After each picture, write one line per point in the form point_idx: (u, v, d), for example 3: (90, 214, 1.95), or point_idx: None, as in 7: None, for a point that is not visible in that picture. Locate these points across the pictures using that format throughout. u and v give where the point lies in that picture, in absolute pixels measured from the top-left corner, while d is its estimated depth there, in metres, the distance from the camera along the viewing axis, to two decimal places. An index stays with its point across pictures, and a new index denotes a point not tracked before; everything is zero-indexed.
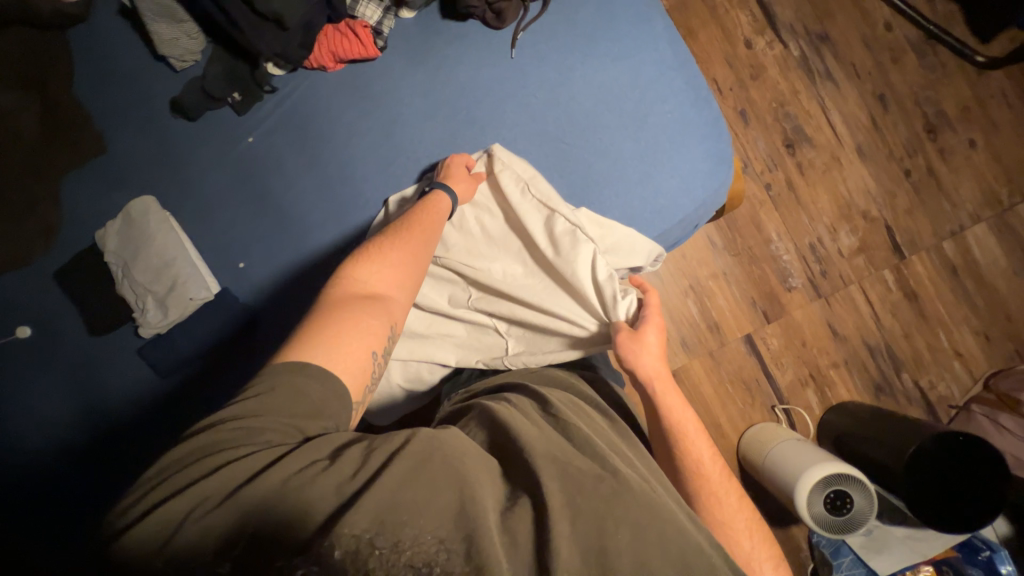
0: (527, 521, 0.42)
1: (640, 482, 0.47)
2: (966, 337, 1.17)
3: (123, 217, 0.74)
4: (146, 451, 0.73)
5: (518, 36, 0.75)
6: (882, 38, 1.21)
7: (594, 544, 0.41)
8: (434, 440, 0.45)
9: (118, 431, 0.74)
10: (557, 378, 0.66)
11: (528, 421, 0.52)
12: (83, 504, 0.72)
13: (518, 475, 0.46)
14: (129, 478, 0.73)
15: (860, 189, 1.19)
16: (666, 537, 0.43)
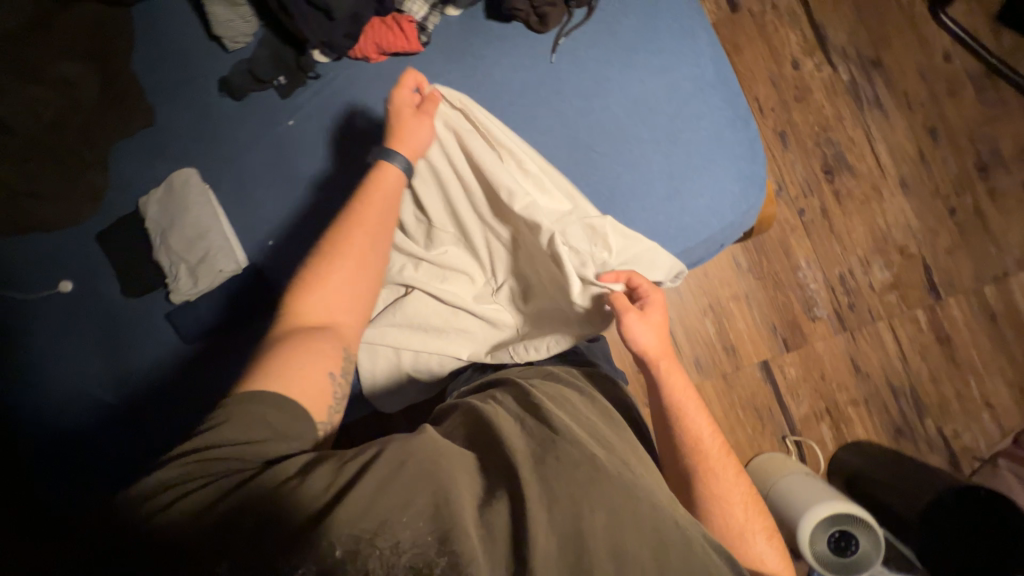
0: (502, 513, 0.42)
1: (622, 474, 0.47)
2: (998, 389, 1.11)
3: (165, 186, 0.78)
4: (163, 410, 0.77)
5: (559, 42, 0.76)
6: (939, 69, 1.16)
7: (571, 530, 0.41)
8: (412, 441, 0.45)
9: (143, 392, 0.78)
10: (549, 372, 0.65)
11: (511, 418, 0.52)
12: (103, 454, 0.77)
13: (497, 468, 0.46)
14: (146, 434, 0.76)
15: (899, 223, 1.15)
16: (645, 530, 0.43)
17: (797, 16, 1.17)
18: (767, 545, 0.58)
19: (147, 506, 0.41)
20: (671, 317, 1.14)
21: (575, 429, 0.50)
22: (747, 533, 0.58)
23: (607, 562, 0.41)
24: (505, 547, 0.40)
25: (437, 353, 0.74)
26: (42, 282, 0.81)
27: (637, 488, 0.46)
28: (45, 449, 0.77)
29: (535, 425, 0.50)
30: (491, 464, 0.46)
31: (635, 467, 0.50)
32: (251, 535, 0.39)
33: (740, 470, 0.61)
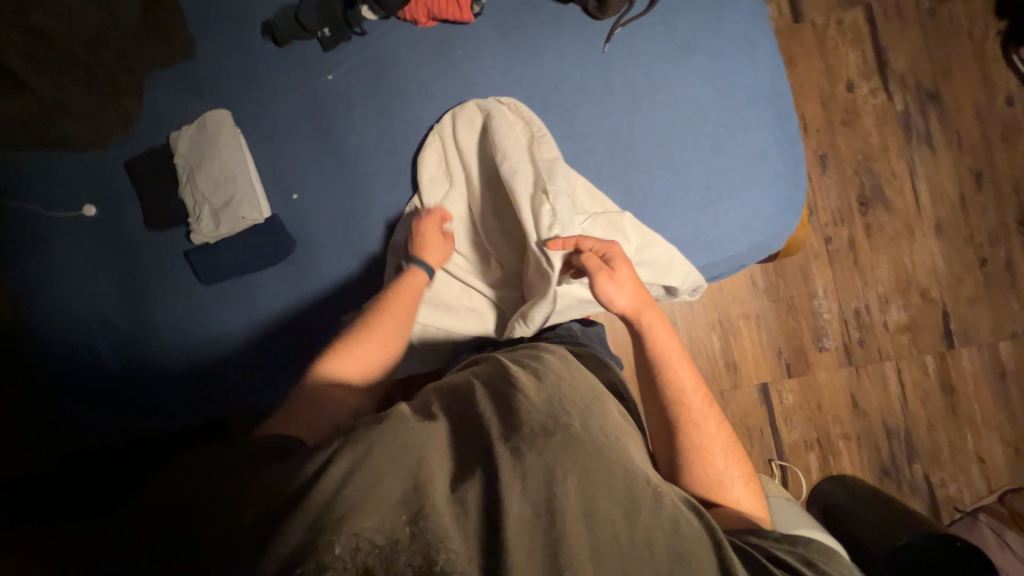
0: (472, 492, 0.40)
1: (597, 442, 0.47)
2: (993, 445, 1.11)
3: (197, 124, 0.77)
4: (174, 340, 0.80)
5: (614, 31, 0.73)
6: (998, 112, 1.11)
7: (546, 493, 0.41)
8: (388, 429, 0.43)
9: (160, 329, 0.80)
10: (529, 352, 0.63)
11: (483, 396, 0.51)
12: (111, 376, 0.79)
13: (467, 450, 0.44)
14: (156, 360, 0.80)
15: (926, 266, 1.12)
16: (616, 495, 0.44)
17: (861, 36, 1.12)
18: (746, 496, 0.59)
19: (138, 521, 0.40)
20: (679, 326, 1.14)
21: (539, 403, 0.49)
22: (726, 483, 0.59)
23: (578, 523, 0.41)
24: (476, 526, 0.39)
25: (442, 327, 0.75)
26: (66, 202, 0.81)
27: (606, 455, 0.46)
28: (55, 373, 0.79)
29: (499, 404, 0.49)
30: (460, 443, 0.45)
31: (613, 435, 0.51)
32: (225, 524, 0.37)
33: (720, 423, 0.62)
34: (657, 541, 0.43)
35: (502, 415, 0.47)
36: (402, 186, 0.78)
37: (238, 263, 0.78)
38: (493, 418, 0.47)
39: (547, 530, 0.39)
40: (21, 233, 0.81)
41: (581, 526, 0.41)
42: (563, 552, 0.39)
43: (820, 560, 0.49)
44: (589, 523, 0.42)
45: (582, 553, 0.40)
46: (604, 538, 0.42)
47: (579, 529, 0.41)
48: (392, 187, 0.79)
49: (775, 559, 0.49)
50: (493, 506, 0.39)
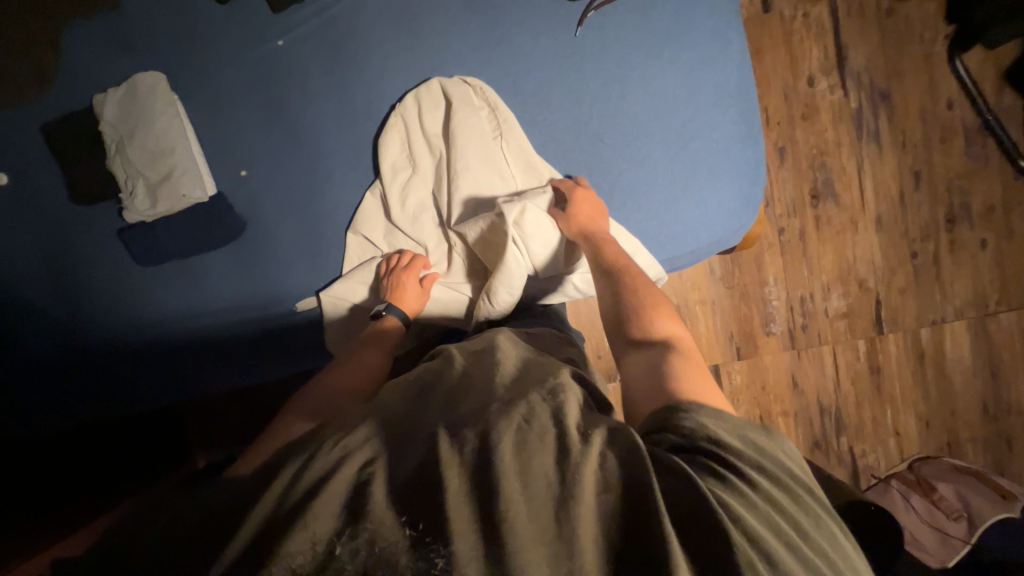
0: (409, 479, 0.37)
1: (533, 404, 0.44)
2: (908, 420, 1.24)
3: (126, 87, 0.69)
4: (108, 319, 0.76)
5: (588, 14, 0.70)
6: (939, 115, 1.18)
7: (482, 460, 0.38)
8: (328, 434, 0.42)
9: (87, 322, 0.76)
10: (484, 339, 0.62)
11: (429, 387, 0.50)
12: (41, 359, 0.75)
13: (408, 432, 0.42)
14: (89, 338, 0.76)
15: (865, 258, 1.20)
16: (549, 447, 0.39)
17: (825, 31, 1.14)
18: (685, 351, 0.53)
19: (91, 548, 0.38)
20: None
21: (483, 387, 0.48)
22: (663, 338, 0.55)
23: (518, 486, 0.36)
24: (416, 509, 0.35)
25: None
26: None
27: (540, 411, 0.43)
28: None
29: (448, 392, 0.48)
30: (397, 430, 0.43)
31: (556, 390, 0.47)
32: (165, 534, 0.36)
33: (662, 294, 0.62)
34: (588, 483, 0.37)
35: (446, 404, 0.45)
36: (359, 173, 0.75)
37: (177, 248, 0.74)
38: (439, 405, 0.45)
39: (484, 500, 0.36)
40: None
41: (520, 489, 0.36)
42: (502, 520, 0.34)
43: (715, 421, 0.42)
44: (527, 484, 0.37)
45: (519, 511, 0.35)
46: (541, 495, 0.37)
47: (518, 495, 0.36)
48: (352, 168, 0.75)
49: (680, 445, 0.41)
50: (434, 491, 0.36)
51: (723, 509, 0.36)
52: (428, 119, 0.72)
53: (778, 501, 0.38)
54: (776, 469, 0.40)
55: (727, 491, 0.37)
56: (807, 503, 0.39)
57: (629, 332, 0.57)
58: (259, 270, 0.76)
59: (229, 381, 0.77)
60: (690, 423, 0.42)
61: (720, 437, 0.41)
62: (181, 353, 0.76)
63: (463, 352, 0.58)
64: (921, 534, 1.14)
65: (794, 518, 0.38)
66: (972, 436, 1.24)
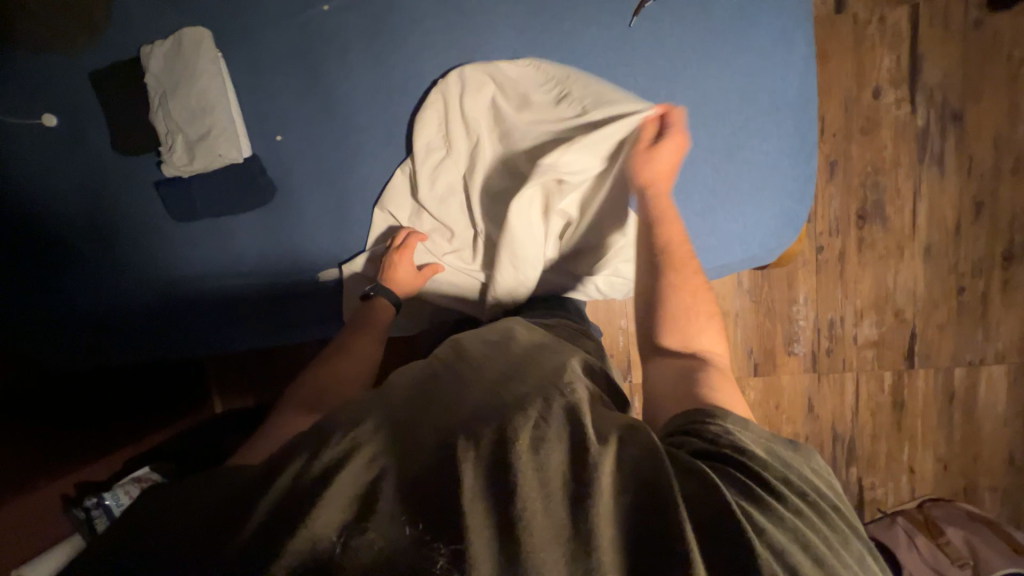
0: (424, 469, 0.38)
1: (547, 400, 0.43)
2: (926, 459, 1.19)
3: (172, 41, 0.69)
4: (143, 267, 0.80)
5: (645, 4, 0.66)
6: (1015, 143, 1.09)
7: (499, 457, 0.38)
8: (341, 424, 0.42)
9: (125, 277, 0.81)
10: (499, 328, 0.61)
11: (441, 377, 0.49)
12: (83, 298, 0.81)
13: (421, 423, 0.42)
14: (126, 283, 0.81)
15: (906, 287, 1.14)
16: (566, 449, 0.39)
17: (900, 39, 1.06)
18: (719, 366, 0.55)
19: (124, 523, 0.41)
20: None
21: (494, 381, 0.47)
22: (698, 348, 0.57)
23: (535, 489, 0.37)
24: (431, 502, 0.36)
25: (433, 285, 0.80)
26: (25, 108, 0.75)
27: (555, 409, 0.42)
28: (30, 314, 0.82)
29: (458, 385, 0.47)
30: (408, 420, 0.43)
31: (569, 386, 0.46)
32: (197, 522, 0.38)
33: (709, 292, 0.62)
34: (607, 487, 0.38)
35: (457, 396, 0.45)
36: (393, 151, 0.74)
37: (214, 214, 0.76)
38: (451, 398, 0.45)
39: (500, 498, 0.36)
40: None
41: (537, 492, 0.37)
42: (518, 522, 0.35)
43: (739, 432, 0.44)
44: (544, 484, 0.37)
45: (535, 512, 0.36)
46: (558, 497, 0.37)
47: (534, 497, 0.36)
48: (385, 145, 0.74)
49: (710, 456, 0.42)
50: (447, 487, 0.37)
51: (748, 518, 0.37)
52: (469, 103, 0.70)
53: (805, 513, 0.39)
54: (803, 482, 0.42)
55: (752, 498, 0.39)
56: (834, 518, 0.40)
57: (665, 336, 0.59)
58: (288, 234, 0.78)
59: (256, 342, 0.83)
60: (717, 431, 0.43)
61: (747, 446, 0.42)
62: (210, 307, 0.81)
63: (475, 341, 0.57)
64: None
65: (826, 534, 0.39)
66: (993, 484, 1.19)
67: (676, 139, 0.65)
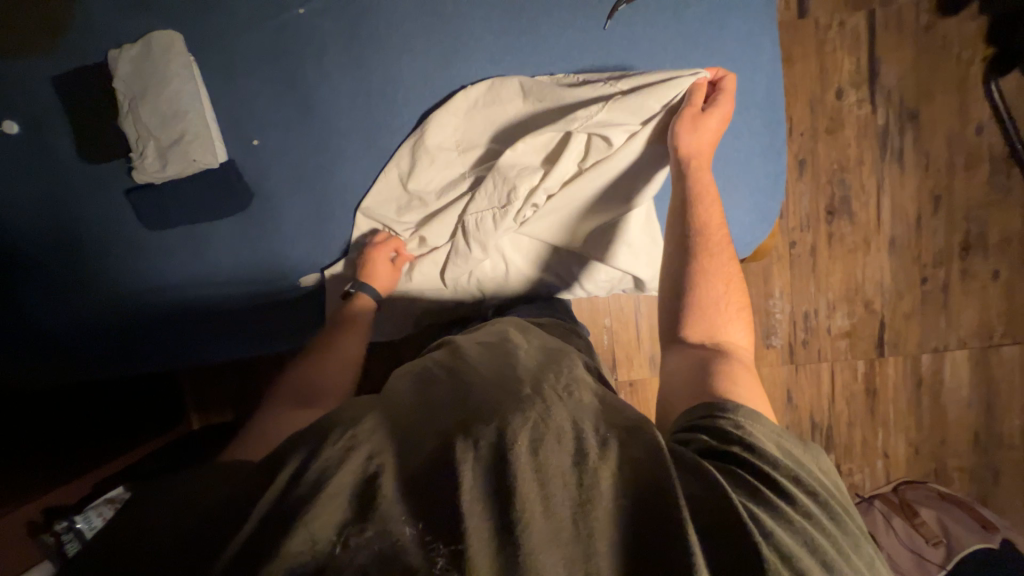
0: (422, 473, 0.38)
1: (548, 403, 0.43)
2: (898, 443, 1.24)
3: (141, 45, 0.68)
4: (113, 277, 0.78)
5: (619, 7, 0.68)
6: (967, 140, 1.15)
7: (499, 459, 0.38)
8: (337, 425, 0.41)
9: (94, 291, 0.78)
10: (497, 330, 0.63)
11: (442, 377, 0.49)
12: (50, 312, 0.78)
13: (421, 426, 0.42)
14: (95, 294, 0.78)
15: (873, 279, 1.19)
16: (567, 450, 0.40)
17: (859, 42, 1.11)
18: (744, 362, 0.60)
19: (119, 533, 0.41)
20: (641, 312, 1.18)
21: (494, 378, 0.48)
22: (728, 342, 0.62)
23: (535, 492, 0.37)
24: (429, 507, 0.36)
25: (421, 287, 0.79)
26: None
27: (557, 412, 0.43)
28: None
29: (456, 385, 0.47)
30: (407, 421, 0.43)
31: (569, 390, 0.47)
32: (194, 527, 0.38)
33: (740, 283, 0.65)
34: (606, 489, 0.39)
35: (458, 396, 0.45)
36: (376, 156, 0.75)
37: (192, 223, 0.75)
38: (450, 399, 0.45)
39: (499, 500, 0.36)
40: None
41: (538, 495, 0.37)
42: (516, 523, 0.35)
43: (750, 426, 0.47)
44: (544, 486, 0.37)
45: (535, 513, 0.36)
46: (558, 499, 0.37)
47: (535, 499, 0.36)
48: (366, 148, 0.74)
49: (726, 455, 0.45)
50: (445, 490, 0.37)
51: (751, 512, 0.40)
52: (461, 109, 0.71)
53: (808, 509, 0.41)
54: (807, 479, 0.44)
55: (757, 495, 0.41)
56: (837, 515, 0.43)
57: (692, 329, 0.63)
58: (267, 241, 0.77)
59: (238, 351, 0.81)
60: (726, 428, 0.47)
61: (754, 444, 0.45)
62: (189, 319, 0.79)
63: (472, 344, 0.58)
64: (899, 556, 1.16)
65: (829, 531, 0.41)
66: (961, 465, 1.24)
67: (725, 107, 0.64)
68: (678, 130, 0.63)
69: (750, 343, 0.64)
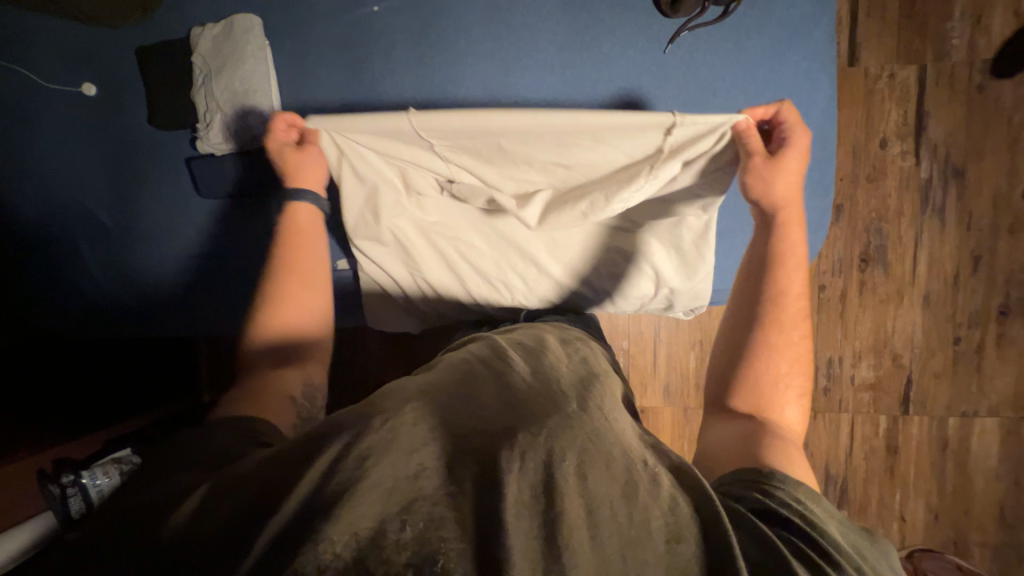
0: (469, 479, 0.38)
1: (595, 423, 0.44)
2: (917, 508, 1.19)
3: (224, 24, 0.72)
4: (160, 235, 0.84)
5: (680, 34, 0.70)
6: (1013, 203, 1.13)
7: (546, 474, 0.38)
8: (382, 415, 0.42)
9: (147, 261, 0.85)
10: (535, 338, 0.64)
11: (488, 371, 0.51)
12: (102, 263, 0.86)
13: (465, 426, 0.42)
14: (143, 249, 0.85)
15: (904, 333, 1.16)
16: (616, 478, 0.40)
17: (908, 95, 1.11)
18: (794, 442, 0.58)
19: (161, 500, 0.43)
20: (661, 339, 1.17)
21: (536, 384, 0.49)
22: (782, 421, 0.61)
23: (582, 517, 0.37)
24: (473, 516, 0.36)
25: (454, 280, 0.81)
26: (68, 76, 0.80)
27: (604, 434, 0.43)
28: (48, 287, 0.87)
29: (498, 388, 0.48)
30: (451, 417, 0.43)
31: (612, 415, 0.48)
32: (229, 497, 0.40)
33: (807, 365, 0.65)
34: (655, 528, 0.38)
35: (504, 400, 0.45)
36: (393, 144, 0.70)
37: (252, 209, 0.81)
38: (493, 400, 0.46)
39: (545, 519, 0.36)
40: (31, 107, 0.81)
41: (584, 518, 0.37)
42: (564, 547, 0.35)
43: (808, 501, 0.46)
44: (592, 514, 0.37)
45: (582, 541, 0.36)
46: (605, 530, 0.37)
47: (581, 522, 0.37)
48: None
49: (774, 520, 0.44)
50: (492, 501, 0.37)
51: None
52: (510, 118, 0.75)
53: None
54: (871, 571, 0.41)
55: (817, 569, 0.39)
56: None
57: (737, 399, 0.63)
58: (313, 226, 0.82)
59: None
60: (782, 496, 0.46)
61: (810, 516, 0.44)
62: (230, 286, 0.85)
63: (512, 346, 0.60)
64: None
65: None
66: (983, 540, 1.18)
67: (797, 151, 0.66)
68: (750, 184, 0.67)
69: (802, 430, 0.62)
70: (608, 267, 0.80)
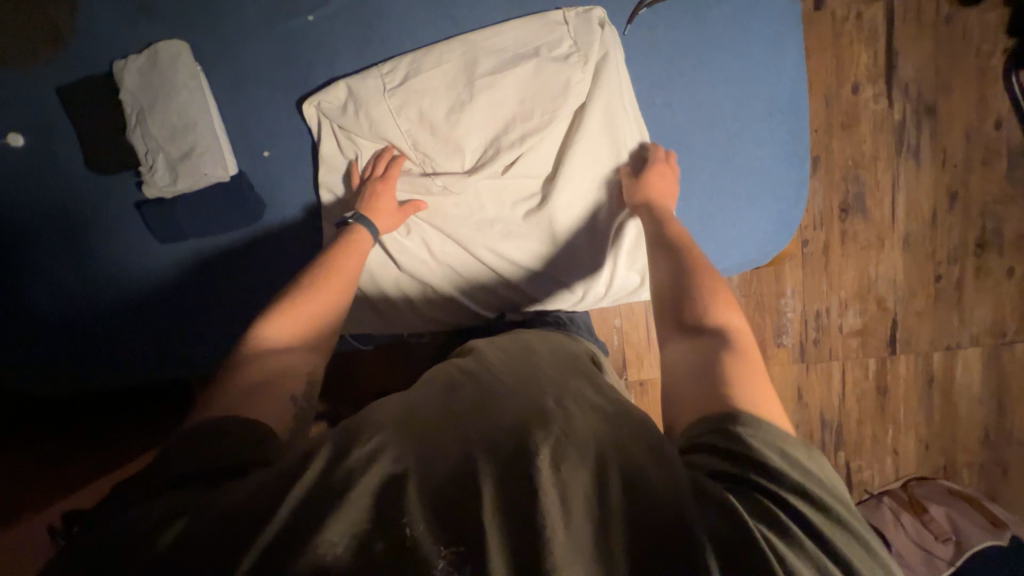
0: (445, 484, 0.41)
1: (568, 417, 0.47)
2: (908, 440, 1.25)
3: (147, 54, 0.72)
4: (127, 285, 0.85)
5: (639, 12, 0.77)
6: (984, 134, 1.12)
7: (523, 465, 0.41)
8: (366, 434, 0.45)
9: (119, 308, 0.86)
10: (513, 341, 0.66)
11: (467, 376, 0.55)
12: (72, 320, 0.86)
13: (446, 437, 0.45)
14: (114, 300, 0.86)
15: (887, 277, 1.18)
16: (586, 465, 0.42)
17: (877, 35, 1.08)
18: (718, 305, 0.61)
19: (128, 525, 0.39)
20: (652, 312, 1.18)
21: (511, 385, 0.52)
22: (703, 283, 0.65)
23: (556, 501, 0.39)
24: (450, 521, 0.39)
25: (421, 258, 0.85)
26: None
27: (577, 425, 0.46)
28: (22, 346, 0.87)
29: (473, 397, 0.51)
30: (425, 437, 0.45)
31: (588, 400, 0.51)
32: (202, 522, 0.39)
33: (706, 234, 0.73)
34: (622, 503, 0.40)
35: (477, 407, 0.49)
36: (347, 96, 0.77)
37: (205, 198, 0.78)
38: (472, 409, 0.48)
39: (516, 516, 0.38)
40: None
41: (558, 502, 0.39)
42: (542, 540, 0.36)
43: (758, 435, 0.43)
44: (565, 501, 0.39)
45: (557, 525, 0.37)
46: (578, 518, 0.39)
47: (556, 510, 0.38)
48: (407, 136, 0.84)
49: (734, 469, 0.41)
50: (467, 504, 0.39)
51: (773, 548, 0.37)
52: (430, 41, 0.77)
53: (817, 530, 0.39)
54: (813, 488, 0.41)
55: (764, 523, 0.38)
56: (852, 527, 0.40)
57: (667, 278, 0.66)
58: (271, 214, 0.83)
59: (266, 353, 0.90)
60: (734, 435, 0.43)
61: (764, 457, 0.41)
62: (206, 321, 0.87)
63: (495, 352, 0.62)
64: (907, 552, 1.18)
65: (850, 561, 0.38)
66: (969, 460, 1.25)
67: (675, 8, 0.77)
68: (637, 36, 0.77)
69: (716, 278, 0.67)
70: (571, 245, 0.85)
